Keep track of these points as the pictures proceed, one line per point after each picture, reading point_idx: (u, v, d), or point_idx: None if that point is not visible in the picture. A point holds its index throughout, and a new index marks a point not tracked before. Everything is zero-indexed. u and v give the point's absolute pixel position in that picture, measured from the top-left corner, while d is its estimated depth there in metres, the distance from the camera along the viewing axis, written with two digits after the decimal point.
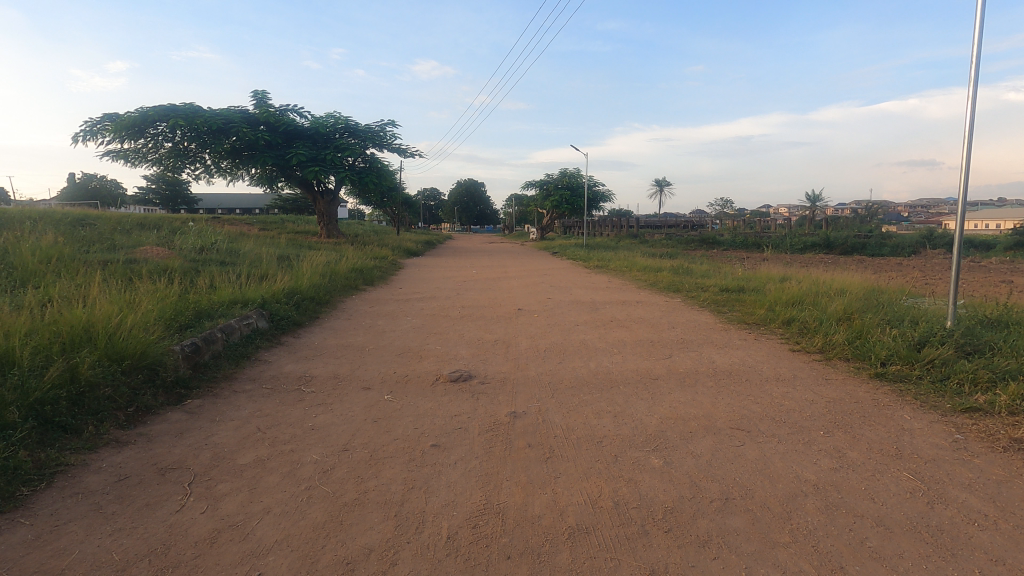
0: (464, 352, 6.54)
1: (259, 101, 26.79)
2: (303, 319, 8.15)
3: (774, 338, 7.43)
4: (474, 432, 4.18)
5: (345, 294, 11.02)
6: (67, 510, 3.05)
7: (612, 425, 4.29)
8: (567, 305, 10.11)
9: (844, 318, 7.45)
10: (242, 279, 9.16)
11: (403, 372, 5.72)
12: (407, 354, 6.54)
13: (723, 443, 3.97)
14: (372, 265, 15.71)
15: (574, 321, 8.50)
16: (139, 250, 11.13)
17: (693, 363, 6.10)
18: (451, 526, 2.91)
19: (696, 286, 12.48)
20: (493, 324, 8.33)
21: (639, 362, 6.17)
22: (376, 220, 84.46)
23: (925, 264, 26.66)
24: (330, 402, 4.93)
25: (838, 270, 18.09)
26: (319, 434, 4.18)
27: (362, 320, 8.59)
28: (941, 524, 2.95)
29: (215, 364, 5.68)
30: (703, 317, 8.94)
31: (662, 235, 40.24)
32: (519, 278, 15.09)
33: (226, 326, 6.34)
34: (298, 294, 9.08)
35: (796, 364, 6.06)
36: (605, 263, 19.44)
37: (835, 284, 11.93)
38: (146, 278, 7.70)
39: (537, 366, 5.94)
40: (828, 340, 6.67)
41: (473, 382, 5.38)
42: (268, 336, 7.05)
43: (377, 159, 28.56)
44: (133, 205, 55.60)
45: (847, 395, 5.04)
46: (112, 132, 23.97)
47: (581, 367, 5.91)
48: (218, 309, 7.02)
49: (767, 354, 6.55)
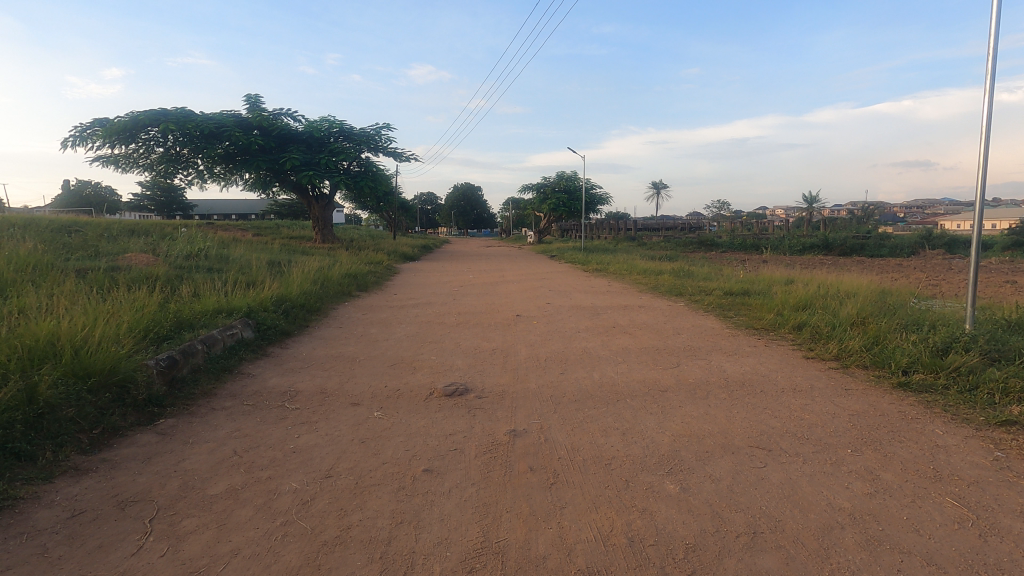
0: (460, 363, 6.18)
1: (252, 105, 26.49)
2: (291, 328, 7.79)
3: (785, 344, 7.09)
4: (471, 454, 3.82)
5: (338, 301, 10.64)
6: (7, 555, 2.68)
7: (620, 444, 3.94)
8: (567, 310, 9.75)
9: (858, 322, 7.11)
10: (228, 286, 8.80)
11: (395, 386, 5.35)
12: (400, 365, 6.18)
13: (743, 464, 3.63)
14: (367, 270, 15.36)
15: (575, 328, 8.16)
16: (124, 257, 10.77)
17: (703, 373, 5.75)
18: (444, 571, 2.55)
19: (700, 289, 12.13)
20: (491, 331, 7.97)
21: (645, 371, 5.82)
22: (374, 223, 84.38)
23: (925, 264, 26.46)
24: (315, 420, 4.56)
25: (843, 271, 17.75)
26: (300, 459, 3.82)
27: (354, 329, 8.23)
28: (998, 561, 2.61)
29: (193, 379, 5.32)
30: (709, 322, 8.58)
31: (661, 237, 39.94)
32: (516, 282, 14.75)
33: (207, 338, 5.99)
34: (288, 302, 8.74)
35: (812, 373, 5.71)
36: (604, 266, 19.09)
37: (842, 286, 11.56)
38: (125, 286, 7.34)
39: (538, 377, 5.58)
40: (844, 346, 6.33)
41: (470, 396, 5.01)
42: (253, 345, 6.71)
43: (372, 163, 28.23)
44: (127, 212, 55.26)
45: (871, 408, 4.69)
46: (102, 137, 23.60)
47: (585, 378, 5.55)
48: (200, 319, 6.66)
49: (780, 362, 6.21)
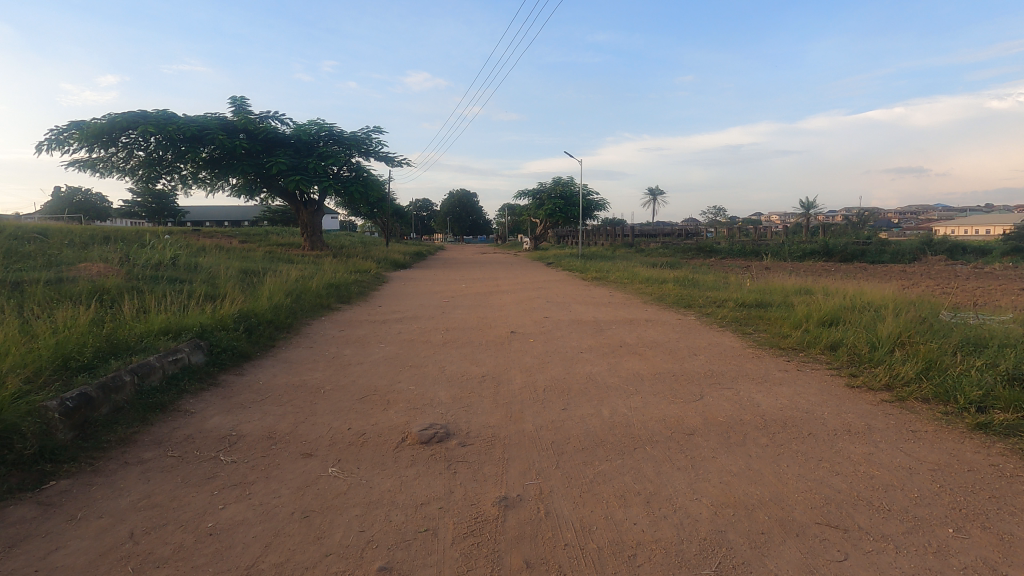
0: (442, 396, 5.18)
1: (237, 107, 25.53)
2: (253, 348, 6.82)
3: (819, 367, 6.15)
4: (448, 538, 2.85)
5: (313, 315, 9.65)
6: None
7: (646, 521, 2.98)
8: (567, 325, 8.79)
9: (902, 343, 6.16)
10: (185, 300, 7.81)
11: (361, 428, 4.37)
12: (371, 397, 5.18)
13: (816, 557, 2.66)
14: (352, 280, 14.40)
15: (577, 348, 7.20)
16: (77, 267, 9.73)
17: (734, 408, 4.78)
18: None
19: (709, 300, 11.19)
20: (481, 353, 6.97)
21: (664, 406, 4.85)
22: (370, 230, 83.72)
23: (930, 271, 25.66)
24: (252, 480, 3.57)
25: (853, 279, 16.89)
26: (218, 546, 2.84)
27: (326, 350, 7.23)
28: None
29: (112, 421, 4.33)
30: (727, 340, 7.64)
31: (659, 243, 39.17)
32: (511, 292, 13.77)
33: (139, 367, 5.00)
34: (253, 318, 7.74)
35: (863, 408, 4.75)
36: (603, 275, 18.16)
37: (864, 296, 10.61)
38: (56, 304, 6.34)
39: (535, 416, 4.59)
40: (894, 372, 5.38)
41: (451, 444, 4.03)
42: (200, 372, 5.72)
43: (363, 167, 27.29)
44: (117, 219, 54.41)
45: (954, 459, 3.74)
46: (78, 140, 22.56)
47: (593, 416, 4.58)
48: (138, 342, 5.67)
49: (821, 392, 5.24)
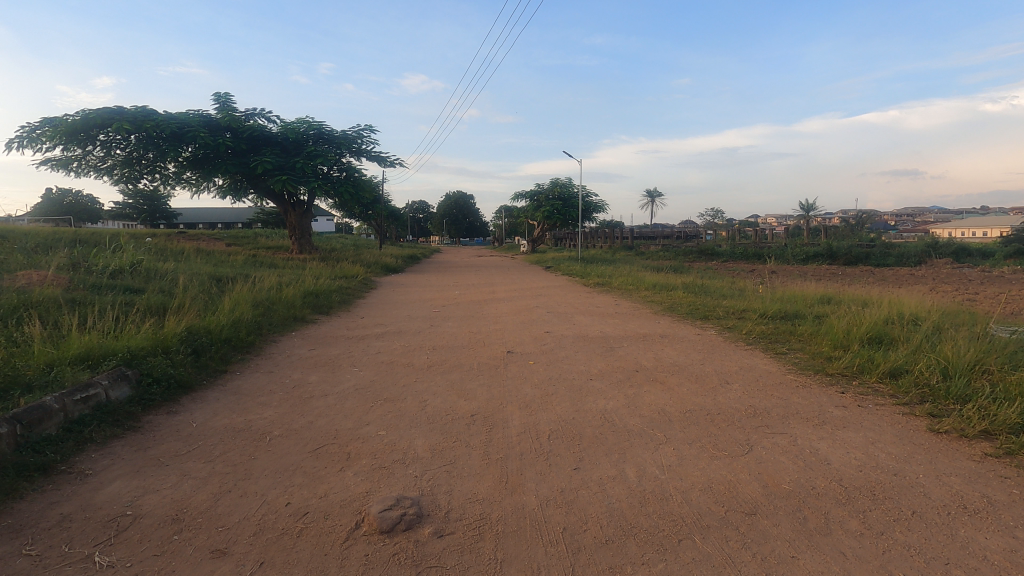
0: (418, 448, 4.03)
1: (223, 105, 24.39)
2: (196, 376, 5.67)
3: (883, 401, 5.03)
4: None
5: (283, 329, 8.50)
6: None
7: None
8: (572, 343, 7.68)
9: (983, 371, 5.05)
10: (124, 315, 6.63)
11: (304, 504, 3.22)
12: (329, 449, 4.04)
13: None
14: (337, 288, 13.22)
15: (585, 373, 6.07)
16: (14, 275, 8.56)
17: (801, 469, 3.65)
18: None
19: (728, 311, 10.06)
20: (472, 381, 5.83)
21: (709, 465, 3.72)
22: (365, 232, 82.61)
23: (939, 274, 24.65)
24: None
25: (871, 285, 15.82)
26: None
27: (288, 376, 6.08)
28: None
29: None
30: (760, 363, 6.51)
31: (659, 246, 38.04)
32: (509, 301, 12.61)
33: (22, 414, 3.83)
34: (203, 337, 6.56)
35: (967, 468, 3.64)
36: (605, 280, 17.04)
37: (899, 306, 9.47)
38: None
39: (539, 482, 3.46)
40: (990, 415, 4.26)
41: (424, 533, 2.90)
42: (117, 413, 4.55)
43: (354, 167, 26.11)
44: (107, 220, 53.03)
45: None
46: (52, 138, 21.34)
47: (617, 482, 3.45)
48: (39, 376, 4.52)
49: (901, 440, 4.14)
